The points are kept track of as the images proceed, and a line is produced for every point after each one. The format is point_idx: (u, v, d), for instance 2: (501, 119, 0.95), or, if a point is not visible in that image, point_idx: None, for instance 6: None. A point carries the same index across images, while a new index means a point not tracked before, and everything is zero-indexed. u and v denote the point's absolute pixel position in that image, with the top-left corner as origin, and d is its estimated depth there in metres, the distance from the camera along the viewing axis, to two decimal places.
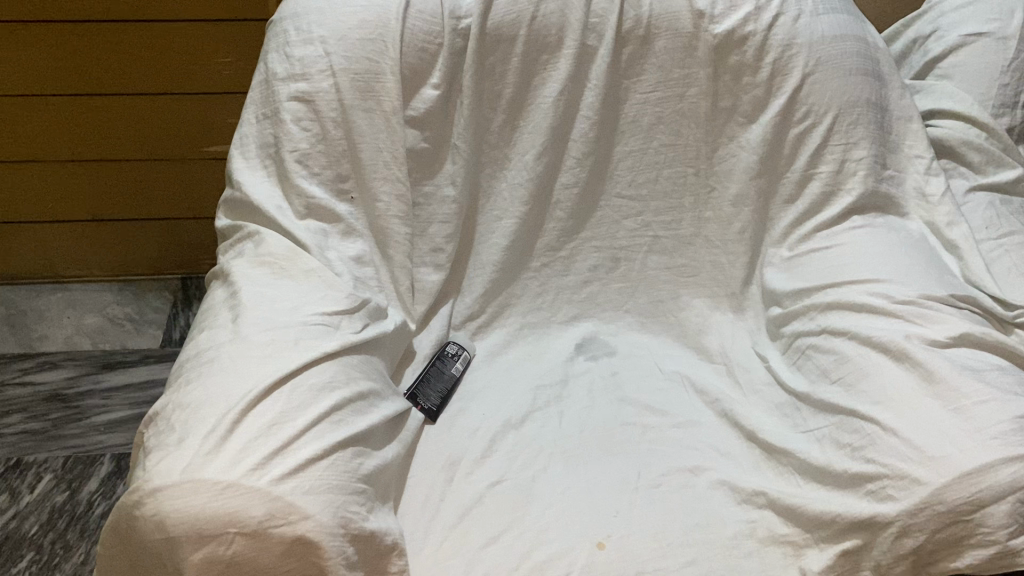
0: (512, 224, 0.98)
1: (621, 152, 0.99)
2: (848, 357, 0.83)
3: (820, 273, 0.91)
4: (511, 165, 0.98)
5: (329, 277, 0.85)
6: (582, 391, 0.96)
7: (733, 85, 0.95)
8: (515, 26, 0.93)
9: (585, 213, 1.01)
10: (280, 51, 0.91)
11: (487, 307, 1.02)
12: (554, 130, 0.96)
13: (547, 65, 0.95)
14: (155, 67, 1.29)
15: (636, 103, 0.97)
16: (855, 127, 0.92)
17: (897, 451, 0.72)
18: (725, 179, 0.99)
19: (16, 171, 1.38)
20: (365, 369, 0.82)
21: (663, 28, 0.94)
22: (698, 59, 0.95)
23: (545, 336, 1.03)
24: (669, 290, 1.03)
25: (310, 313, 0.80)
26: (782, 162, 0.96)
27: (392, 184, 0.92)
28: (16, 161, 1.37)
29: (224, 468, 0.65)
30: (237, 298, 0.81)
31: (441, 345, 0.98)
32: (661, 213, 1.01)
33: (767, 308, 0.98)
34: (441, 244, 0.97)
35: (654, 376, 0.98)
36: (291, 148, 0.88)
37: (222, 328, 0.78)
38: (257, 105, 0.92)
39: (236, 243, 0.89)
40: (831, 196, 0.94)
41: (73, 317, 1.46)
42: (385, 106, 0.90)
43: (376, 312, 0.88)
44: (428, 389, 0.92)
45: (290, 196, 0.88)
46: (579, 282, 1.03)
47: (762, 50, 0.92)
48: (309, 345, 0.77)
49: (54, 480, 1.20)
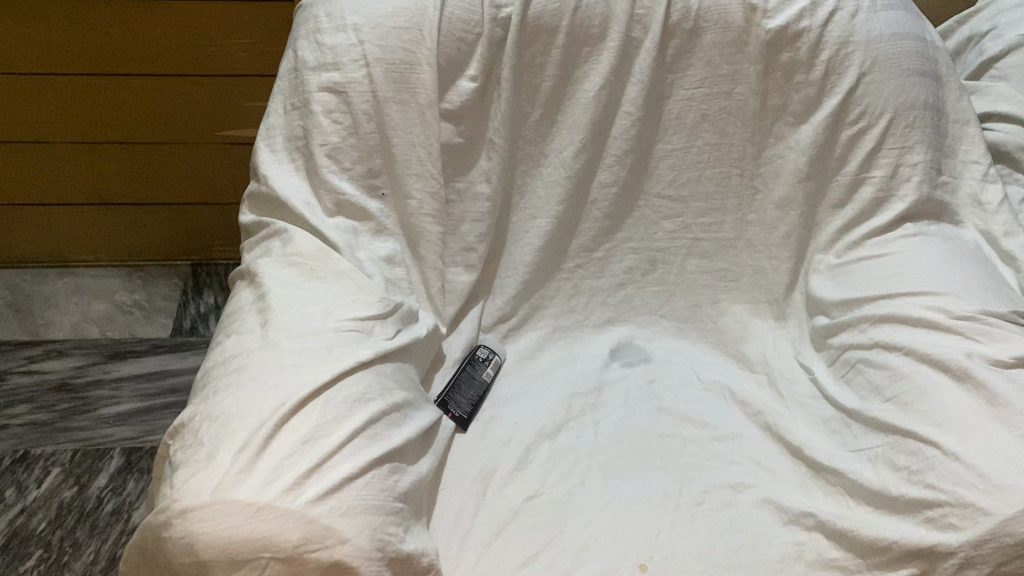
0: (547, 224, 0.94)
1: (663, 150, 0.95)
2: (903, 374, 0.79)
3: (871, 284, 0.87)
4: (547, 162, 0.94)
5: (361, 279, 0.81)
6: (618, 399, 0.92)
7: (784, 83, 0.91)
8: (557, 16, 0.88)
9: (623, 213, 0.97)
10: (309, 38, 0.86)
11: (519, 309, 0.98)
12: (594, 126, 0.91)
13: (589, 58, 0.90)
14: (169, 47, 1.24)
15: (680, 99, 0.93)
16: (912, 130, 0.88)
17: (959, 477, 0.68)
18: (770, 180, 0.94)
19: (19, 152, 1.33)
20: (399, 379, 0.78)
21: (711, 21, 0.89)
22: (748, 55, 0.90)
23: (578, 340, 0.99)
24: (707, 295, 0.99)
25: (342, 318, 0.76)
26: (832, 165, 0.92)
27: (424, 180, 0.88)
28: (19, 142, 1.32)
29: (254, 489, 0.61)
30: (265, 301, 0.76)
31: (471, 349, 0.93)
32: (701, 214, 0.97)
33: (812, 316, 0.94)
34: (473, 243, 0.93)
35: (692, 385, 0.94)
36: (321, 142, 0.83)
37: (251, 333, 0.74)
38: (284, 95, 0.87)
39: (262, 241, 0.84)
40: (883, 202, 0.90)
41: (80, 303, 1.42)
42: (420, 98, 0.86)
43: (408, 316, 0.84)
44: (459, 395, 0.88)
45: (319, 192, 0.84)
46: (614, 285, 0.99)
47: (816, 48, 0.88)
48: (342, 354, 0.73)
49: (61, 474, 1.17)
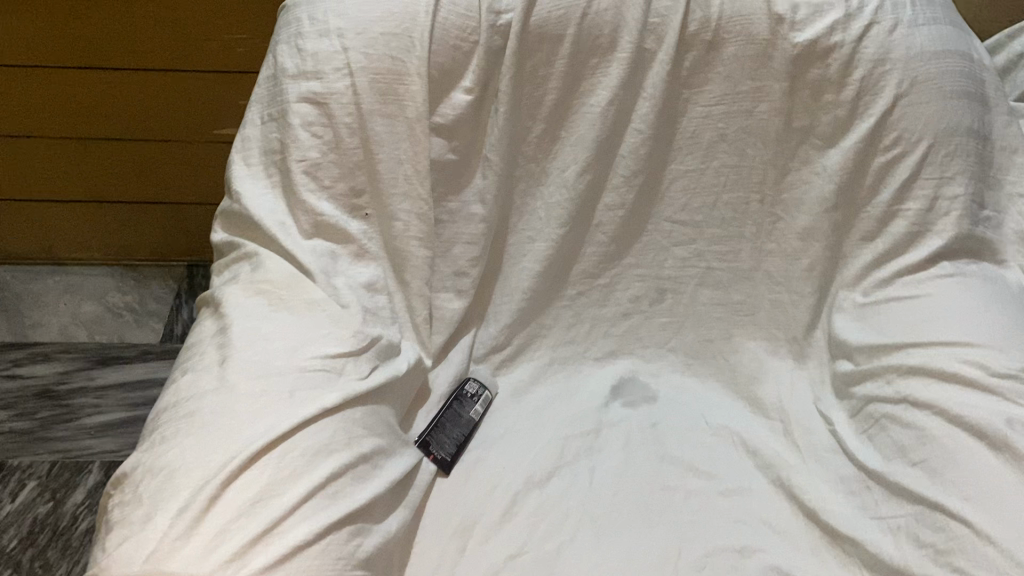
0: (546, 248, 0.86)
1: (676, 171, 0.87)
2: (932, 436, 0.71)
3: (900, 329, 0.78)
4: (548, 181, 0.86)
5: (335, 312, 0.74)
6: (617, 443, 0.84)
7: (811, 102, 0.82)
8: (562, 23, 0.80)
9: (630, 237, 0.89)
10: (290, 43, 0.79)
11: (513, 338, 0.90)
12: (600, 144, 0.84)
13: (597, 69, 0.82)
14: (160, 41, 1.18)
15: (696, 117, 0.85)
16: (952, 159, 0.79)
17: (993, 565, 0.60)
18: (793, 208, 0.86)
19: (7, 145, 1.28)
20: (370, 424, 0.71)
21: (733, 33, 0.81)
22: (773, 71, 0.81)
23: (576, 374, 0.91)
24: (720, 329, 0.91)
25: (309, 356, 0.69)
26: (862, 194, 0.83)
27: (412, 201, 0.80)
28: (6, 135, 1.26)
29: (191, 559, 0.55)
30: (226, 335, 0.70)
31: (459, 383, 0.86)
32: (717, 242, 0.88)
33: (834, 358, 0.85)
34: (465, 267, 0.86)
35: (699, 429, 0.85)
36: (299, 157, 0.76)
37: (207, 372, 0.67)
38: (261, 104, 0.80)
39: (232, 264, 0.78)
40: (918, 237, 0.81)
41: (70, 304, 1.37)
42: (409, 111, 0.79)
43: (387, 350, 0.76)
44: (442, 435, 0.81)
45: (296, 212, 0.77)
46: (618, 314, 0.91)
47: (849, 64, 0.79)
48: (305, 399, 0.66)
49: (37, 488, 1.12)
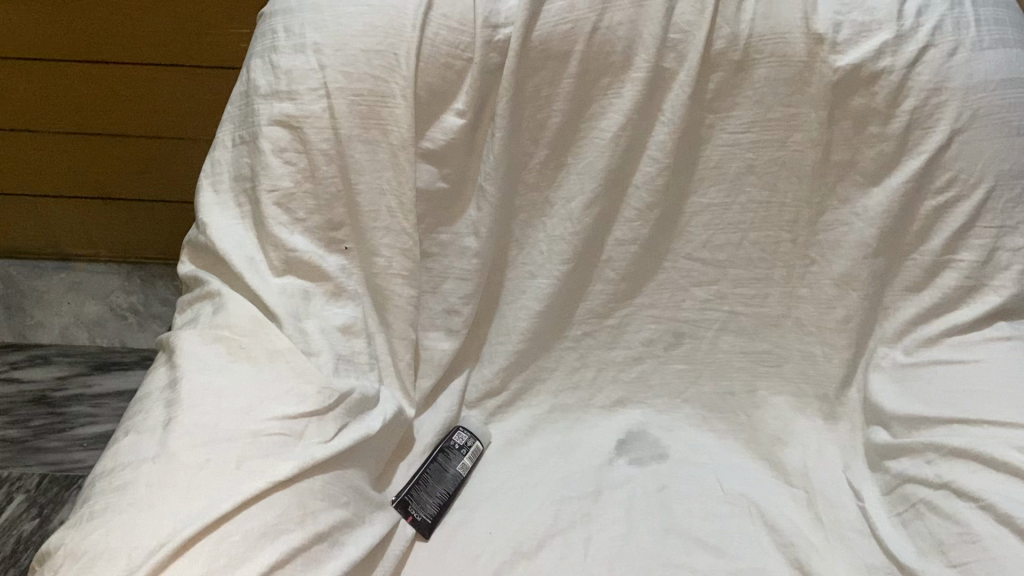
0: (548, 285, 0.78)
1: (697, 205, 0.77)
2: (976, 535, 0.60)
3: (944, 400, 0.68)
4: (552, 212, 0.77)
5: (300, 363, 0.66)
6: (618, 509, 0.75)
7: (853, 135, 0.71)
8: (568, 39, 0.70)
9: (643, 276, 0.80)
10: (264, 57, 0.71)
11: (510, 383, 0.82)
12: (610, 174, 0.74)
13: (608, 90, 0.73)
14: (143, 33, 1.08)
15: (722, 145, 0.74)
16: (1016, 206, 0.68)
17: None
18: (829, 251, 0.75)
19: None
20: (332, 494, 0.63)
21: (765, 52, 0.70)
22: (810, 97, 0.71)
23: (580, 424, 0.82)
24: (742, 380, 0.81)
25: (265, 418, 0.62)
26: (907, 239, 0.73)
27: (395, 235, 0.72)
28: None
29: None
30: (175, 391, 0.62)
31: (447, 432, 0.78)
32: (741, 283, 0.79)
33: (868, 423, 0.76)
34: (456, 305, 0.78)
35: (713, 495, 0.76)
36: (269, 187, 0.69)
37: (149, 435, 0.60)
38: (233, 124, 0.72)
39: (196, 303, 0.70)
40: (971, 291, 0.70)
41: (73, 303, 1.32)
42: (392, 137, 0.70)
43: (361, 405, 0.69)
44: (424, 493, 0.73)
45: (266, 247, 0.70)
46: (629, 359, 0.82)
47: (899, 93, 0.68)
48: (255, 470, 0.59)
49: (24, 503, 1.07)
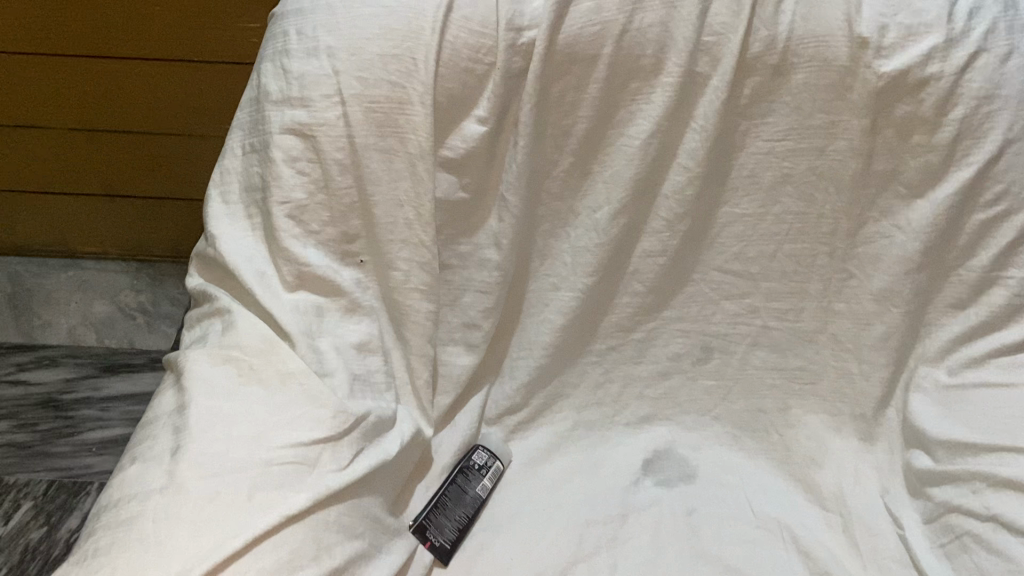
0: (571, 298, 0.74)
1: (730, 215, 0.73)
2: None
3: (992, 427, 0.65)
4: (577, 222, 0.74)
5: (313, 386, 0.63)
6: (646, 534, 0.71)
7: (897, 144, 0.68)
8: (596, 42, 0.66)
9: (671, 289, 0.76)
10: (275, 60, 0.67)
11: (532, 399, 0.79)
12: (638, 183, 0.71)
13: (638, 95, 0.69)
14: (150, 27, 1.04)
15: (756, 152, 0.71)
16: None
17: None
18: (869, 265, 0.72)
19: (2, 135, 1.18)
20: (347, 525, 0.60)
21: (805, 56, 0.66)
22: (852, 104, 0.67)
23: (603, 442, 0.79)
24: (774, 399, 0.78)
25: (277, 445, 0.58)
26: (952, 255, 0.69)
27: (413, 248, 0.69)
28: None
29: None
30: (183, 417, 0.59)
31: (466, 452, 0.75)
32: (775, 297, 0.75)
33: (909, 446, 0.73)
34: (476, 319, 0.75)
35: (744, 519, 0.72)
36: (281, 199, 0.65)
37: (156, 464, 0.57)
38: (242, 130, 0.69)
39: (205, 320, 0.67)
40: (1020, 310, 0.69)
41: (81, 303, 1.30)
42: (410, 146, 0.67)
43: (377, 428, 0.66)
44: (443, 517, 0.70)
45: (278, 261, 0.67)
46: (655, 374, 0.79)
47: (948, 101, 0.64)
48: (266, 502, 0.55)
49: (32, 510, 1.05)
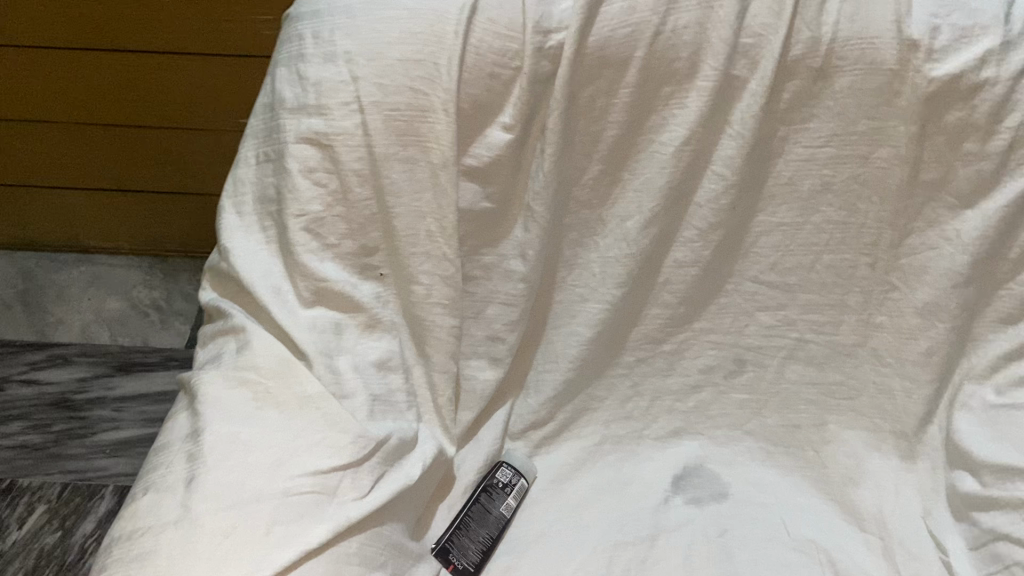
0: (599, 310, 0.71)
1: (766, 224, 0.70)
2: None
3: None
4: (605, 232, 0.70)
5: (332, 409, 0.60)
6: (677, 555, 0.68)
7: (946, 152, 0.64)
8: (628, 45, 0.63)
9: (703, 300, 0.73)
10: (290, 66, 0.64)
11: (558, 413, 0.76)
12: (671, 192, 0.67)
13: (671, 100, 0.66)
14: (161, 18, 1.01)
15: (795, 160, 0.67)
16: None
17: None
18: (914, 277, 0.69)
19: (6, 129, 1.16)
20: (369, 556, 0.57)
21: (849, 59, 0.63)
22: (899, 110, 0.64)
23: (632, 457, 0.77)
24: (810, 414, 0.75)
25: (296, 475, 0.56)
26: (1003, 268, 0.66)
27: (436, 261, 0.66)
28: (4, 119, 1.15)
29: None
30: (198, 445, 0.56)
31: (490, 469, 0.73)
32: (812, 309, 0.72)
33: (952, 466, 0.70)
34: (500, 332, 0.72)
35: (779, 540, 0.69)
36: (297, 212, 0.62)
37: (171, 496, 0.54)
38: (256, 138, 0.66)
39: (220, 338, 0.64)
40: None
41: (94, 299, 1.28)
42: (433, 155, 0.64)
43: (398, 450, 0.63)
44: (466, 539, 0.67)
45: (294, 276, 0.64)
46: (686, 388, 0.76)
47: (1003, 107, 0.61)
48: (286, 537, 0.53)
49: (46, 514, 1.03)
